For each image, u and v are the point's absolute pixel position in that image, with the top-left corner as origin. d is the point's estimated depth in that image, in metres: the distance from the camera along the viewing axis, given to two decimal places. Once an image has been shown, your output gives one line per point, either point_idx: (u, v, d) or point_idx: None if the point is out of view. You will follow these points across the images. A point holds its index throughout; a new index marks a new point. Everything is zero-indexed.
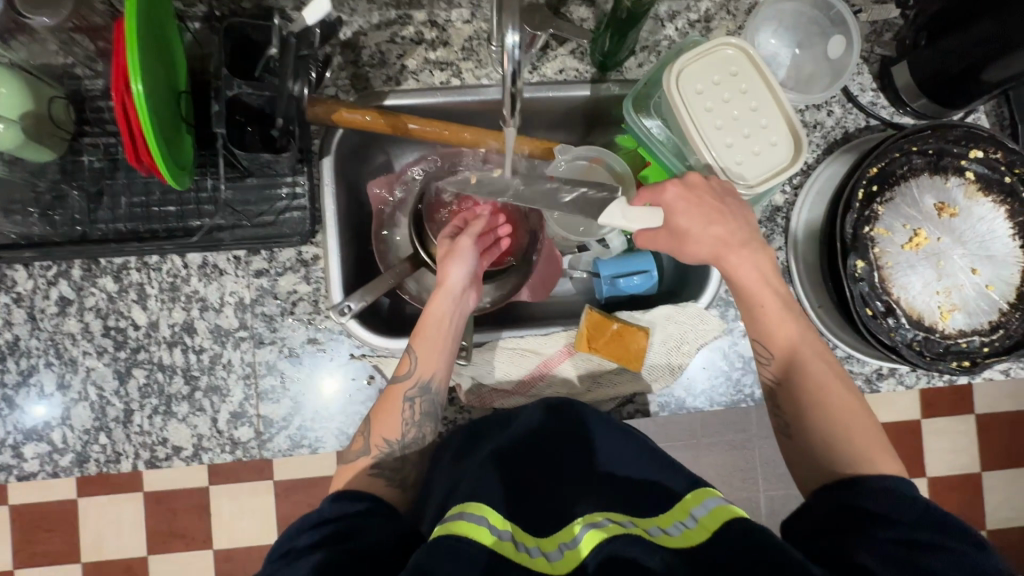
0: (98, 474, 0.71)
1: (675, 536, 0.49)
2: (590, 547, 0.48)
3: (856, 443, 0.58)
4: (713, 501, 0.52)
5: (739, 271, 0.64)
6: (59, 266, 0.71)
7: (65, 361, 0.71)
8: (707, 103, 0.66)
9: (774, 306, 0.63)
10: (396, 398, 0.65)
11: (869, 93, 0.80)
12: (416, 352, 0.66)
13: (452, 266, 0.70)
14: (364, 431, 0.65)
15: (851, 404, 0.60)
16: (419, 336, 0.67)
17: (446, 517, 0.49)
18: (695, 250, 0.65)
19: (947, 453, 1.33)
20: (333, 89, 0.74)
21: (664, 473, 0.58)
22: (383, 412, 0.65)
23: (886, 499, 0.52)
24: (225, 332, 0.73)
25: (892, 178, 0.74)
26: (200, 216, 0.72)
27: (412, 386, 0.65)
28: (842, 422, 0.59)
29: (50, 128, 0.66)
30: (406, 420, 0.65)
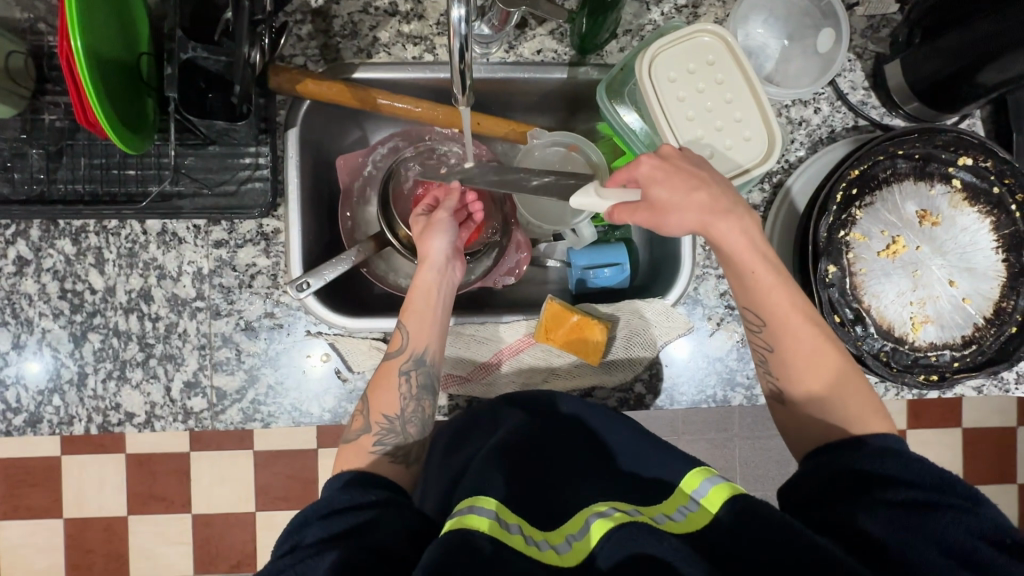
0: (50, 435, 0.71)
1: (680, 521, 0.47)
2: (600, 534, 0.45)
3: (855, 410, 0.56)
4: (713, 480, 0.50)
5: (726, 241, 0.59)
6: (18, 226, 0.71)
7: (21, 321, 0.71)
8: (680, 93, 0.63)
9: (767, 275, 0.59)
10: (390, 373, 0.65)
11: (860, 92, 0.77)
12: (406, 325, 0.66)
13: (433, 239, 0.69)
14: (363, 410, 0.63)
15: (846, 371, 0.58)
16: (408, 310, 0.67)
17: (455, 513, 0.48)
18: (674, 225, 0.59)
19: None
20: (301, 59, 0.72)
21: (647, 455, 0.59)
22: (377, 388, 0.64)
23: (889, 460, 0.50)
24: (181, 302, 0.72)
25: (873, 181, 0.71)
26: (160, 182, 0.71)
27: (405, 360, 0.65)
28: (837, 390, 0.57)
29: (8, 84, 0.65)
30: (404, 394, 0.64)
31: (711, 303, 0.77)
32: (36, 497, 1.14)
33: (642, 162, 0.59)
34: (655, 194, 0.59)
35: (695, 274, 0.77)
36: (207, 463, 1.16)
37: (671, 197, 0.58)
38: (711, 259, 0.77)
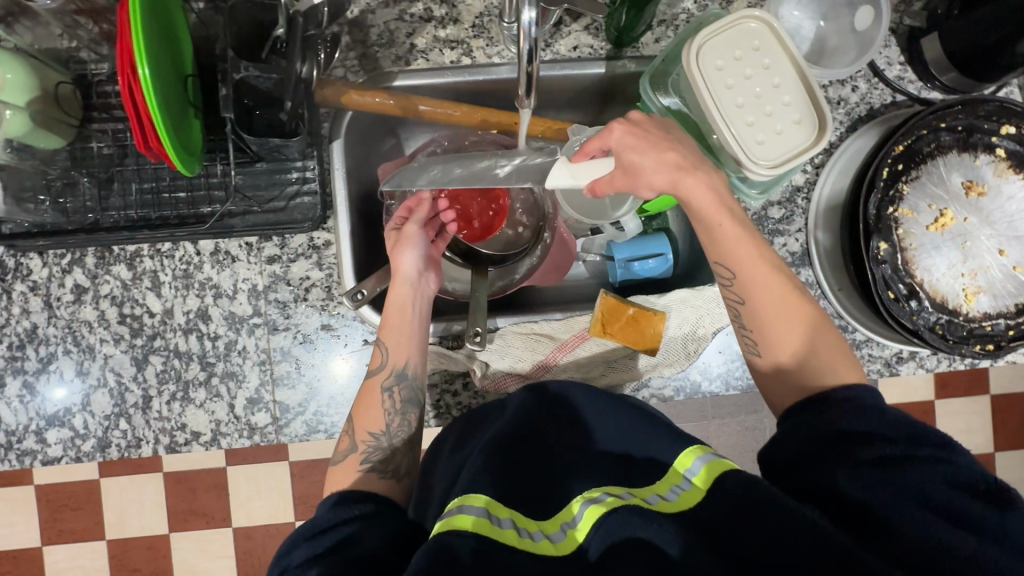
0: (120, 459, 0.72)
1: (672, 501, 0.48)
2: (592, 522, 0.47)
3: (818, 352, 0.57)
4: (706, 457, 0.51)
5: (694, 196, 0.60)
6: (73, 254, 0.71)
7: (83, 348, 0.72)
8: (728, 80, 0.63)
9: (732, 225, 0.60)
10: (373, 390, 0.65)
11: (896, 67, 0.77)
12: (384, 340, 0.67)
13: (402, 253, 0.69)
14: (349, 429, 0.64)
15: (810, 317, 0.58)
16: (386, 326, 0.67)
17: (446, 512, 0.48)
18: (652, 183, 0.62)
19: (960, 433, 1.32)
20: (341, 70, 0.72)
21: (648, 445, 0.57)
22: (362, 405, 0.65)
23: (857, 411, 0.51)
24: (239, 319, 0.73)
25: (918, 156, 0.71)
26: (211, 202, 0.71)
27: (387, 376, 0.65)
28: (803, 335, 0.58)
29: (58, 115, 0.65)
30: (388, 411, 0.65)
31: None
32: (87, 519, 1.15)
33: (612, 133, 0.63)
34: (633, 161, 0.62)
35: None
36: (253, 476, 1.17)
37: (650, 161, 0.61)
38: None
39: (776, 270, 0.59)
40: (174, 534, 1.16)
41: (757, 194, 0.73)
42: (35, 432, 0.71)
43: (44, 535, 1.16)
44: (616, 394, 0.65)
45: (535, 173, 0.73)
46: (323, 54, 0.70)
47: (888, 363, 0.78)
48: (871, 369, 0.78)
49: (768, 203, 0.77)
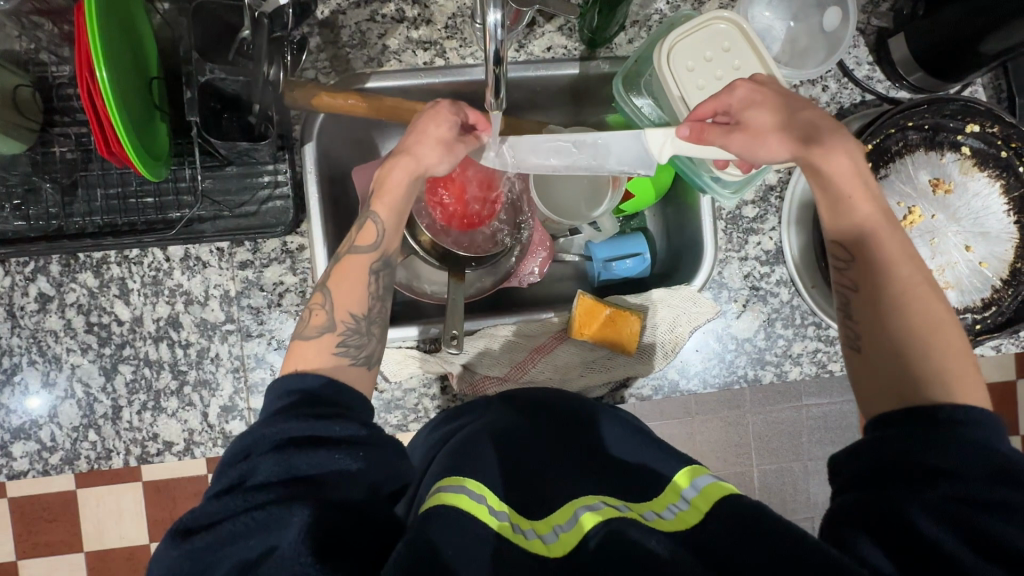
0: (89, 471, 0.71)
1: (669, 519, 0.47)
2: (590, 523, 0.44)
3: (945, 356, 0.50)
4: (703, 480, 0.50)
5: (830, 162, 0.57)
6: (37, 262, 0.70)
7: (48, 359, 0.70)
8: (699, 82, 0.64)
9: (866, 201, 0.57)
10: (355, 268, 0.58)
11: (865, 67, 0.78)
12: (382, 214, 0.61)
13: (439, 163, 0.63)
14: (325, 302, 0.57)
15: (942, 313, 0.52)
16: (387, 202, 0.61)
17: (440, 488, 0.47)
18: (771, 146, 0.59)
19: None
20: (312, 72, 0.72)
21: (642, 452, 0.57)
22: (340, 281, 0.58)
23: (971, 454, 0.43)
24: (211, 326, 0.71)
25: (887, 154, 0.73)
26: (179, 207, 0.70)
27: (376, 260, 0.59)
28: (935, 332, 0.51)
29: (17, 119, 0.63)
30: (372, 293, 0.58)
31: (736, 285, 0.78)
32: (61, 533, 1.13)
33: (743, 84, 0.60)
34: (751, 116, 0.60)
35: (718, 258, 0.77)
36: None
37: (768, 121, 0.59)
38: (731, 244, 0.78)
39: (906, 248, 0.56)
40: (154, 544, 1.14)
41: (731, 193, 0.72)
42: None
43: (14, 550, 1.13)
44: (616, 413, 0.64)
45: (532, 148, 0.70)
46: (290, 56, 0.67)
47: None
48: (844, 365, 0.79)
49: (742, 202, 0.78)
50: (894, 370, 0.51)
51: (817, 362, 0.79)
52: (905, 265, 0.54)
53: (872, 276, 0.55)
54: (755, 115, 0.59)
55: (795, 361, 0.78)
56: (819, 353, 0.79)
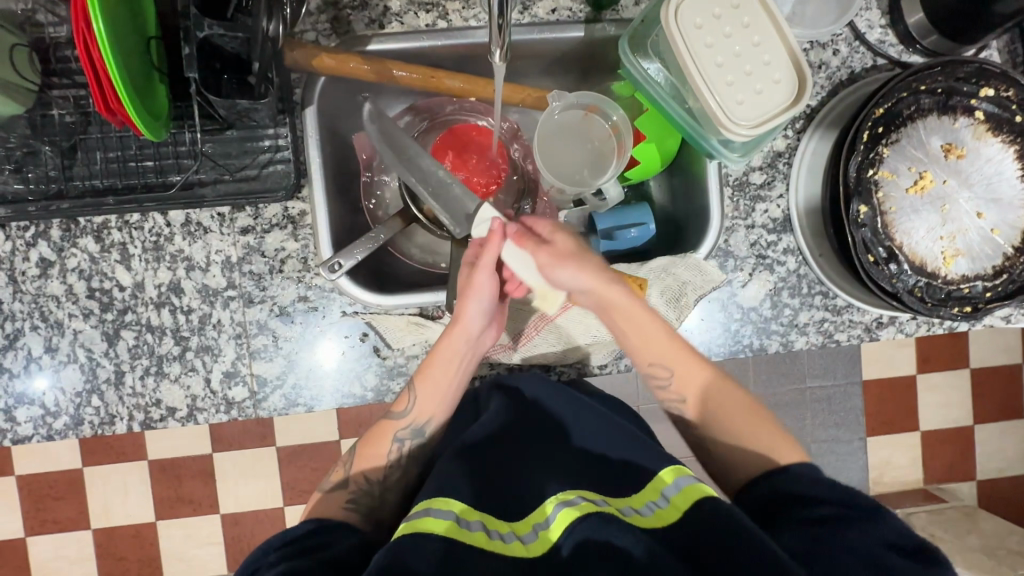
0: (93, 436, 0.71)
1: (646, 516, 0.52)
2: (562, 529, 0.50)
3: (725, 397, 0.66)
4: (684, 479, 0.54)
5: (610, 294, 0.66)
6: (37, 227, 0.69)
7: (51, 324, 0.70)
8: (708, 39, 0.62)
9: (662, 331, 0.67)
10: (387, 433, 0.68)
11: (878, 30, 0.76)
12: (416, 386, 0.68)
13: (470, 304, 0.65)
14: (347, 464, 0.68)
15: (745, 403, 0.66)
16: (427, 374, 0.68)
17: (412, 513, 0.52)
18: (567, 276, 0.66)
19: (939, 406, 1.35)
20: (312, 34, 0.70)
21: (624, 447, 0.60)
22: (367, 446, 0.68)
23: (808, 483, 0.56)
24: (213, 292, 0.71)
25: (898, 119, 0.71)
26: (179, 171, 0.69)
27: (403, 429, 0.68)
28: (729, 411, 0.65)
29: (15, 79, 0.62)
30: (391, 459, 0.68)
31: (742, 253, 0.77)
32: (68, 508, 1.14)
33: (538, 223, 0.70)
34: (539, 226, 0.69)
35: (724, 227, 0.76)
36: (236, 463, 1.15)
37: (565, 247, 0.67)
38: (738, 211, 0.77)
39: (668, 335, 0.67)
40: (161, 521, 1.15)
41: (740, 156, 0.70)
42: (4, 410, 0.70)
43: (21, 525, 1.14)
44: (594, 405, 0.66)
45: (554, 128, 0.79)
46: (289, 9, 0.66)
47: (868, 329, 0.78)
48: (851, 335, 0.78)
49: (749, 168, 0.77)
50: (731, 449, 0.64)
51: (823, 331, 0.78)
52: (714, 375, 0.67)
53: (708, 412, 0.66)
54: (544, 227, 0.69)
55: (801, 331, 0.78)
56: (826, 323, 0.78)
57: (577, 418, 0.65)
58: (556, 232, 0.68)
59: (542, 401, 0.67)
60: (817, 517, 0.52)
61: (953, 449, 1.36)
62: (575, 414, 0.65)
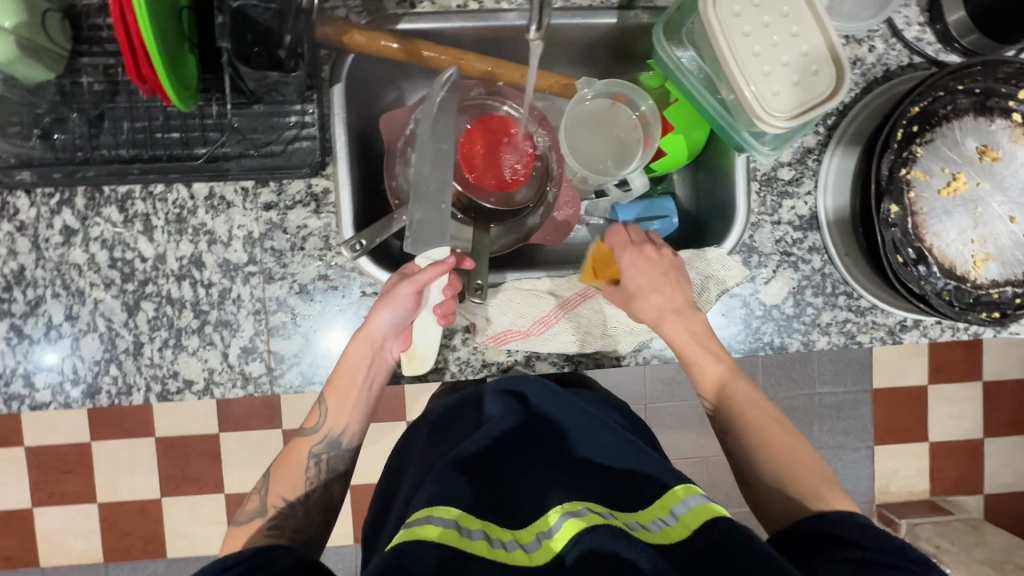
0: (110, 406, 0.71)
1: (656, 531, 0.49)
2: (569, 535, 0.47)
3: (762, 425, 0.68)
4: (696, 498, 0.51)
5: (674, 336, 0.70)
6: (62, 194, 0.69)
7: (72, 292, 0.70)
8: (746, 28, 0.61)
9: (706, 359, 0.70)
10: (301, 455, 0.71)
11: (915, 28, 0.74)
12: (326, 400, 0.71)
13: (380, 312, 0.67)
14: (262, 490, 0.68)
15: (789, 440, 0.67)
16: (333, 388, 0.70)
17: (411, 521, 0.48)
18: (641, 306, 0.71)
19: (951, 417, 1.34)
20: (343, 11, 0.70)
21: (635, 460, 0.58)
22: (284, 467, 0.70)
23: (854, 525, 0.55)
24: (234, 267, 0.71)
25: (933, 119, 0.70)
26: (204, 143, 0.68)
27: (317, 443, 0.71)
28: (788, 458, 0.66)
29: (47, 44, 0.63)
30: (308, 478, 0.70)
31: (766, 250, 0.76)
32: None
33: (617, 244, 0.74)
34: (621, 254, 0.73)
35: (750, 222, 0.75)
36: (242, 443, 1.19)
37: (643, 282, 0.71)
38: (765, 207, 0.76)
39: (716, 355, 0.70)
40: (164, 499, 1.20)
41: (771, 150, 0.68)
42: (23, 376, 0.70)
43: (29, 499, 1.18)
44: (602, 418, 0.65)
45: (583, 117, 0.78)
46: None
47: (891, 331, 0.77)
48: (874, 337, 0.77)
49: (778, 164, 0.76)
50: (772, 471, 0.66)
51: (846, 332, 0.77)
52: (728, 371, 0.70)
53: (744, 438, 0.68)
54: (624, 252, 0.72)
55: (823, 331, 0.77)
56: (848, 324, 0.77)
57: (585, 432, 0.63)
58: (654, 246, 0.73)
59: (547, 408, 0.67)
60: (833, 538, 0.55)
61: (962, 462, 1.35)
62: (583, 431, 0.63)
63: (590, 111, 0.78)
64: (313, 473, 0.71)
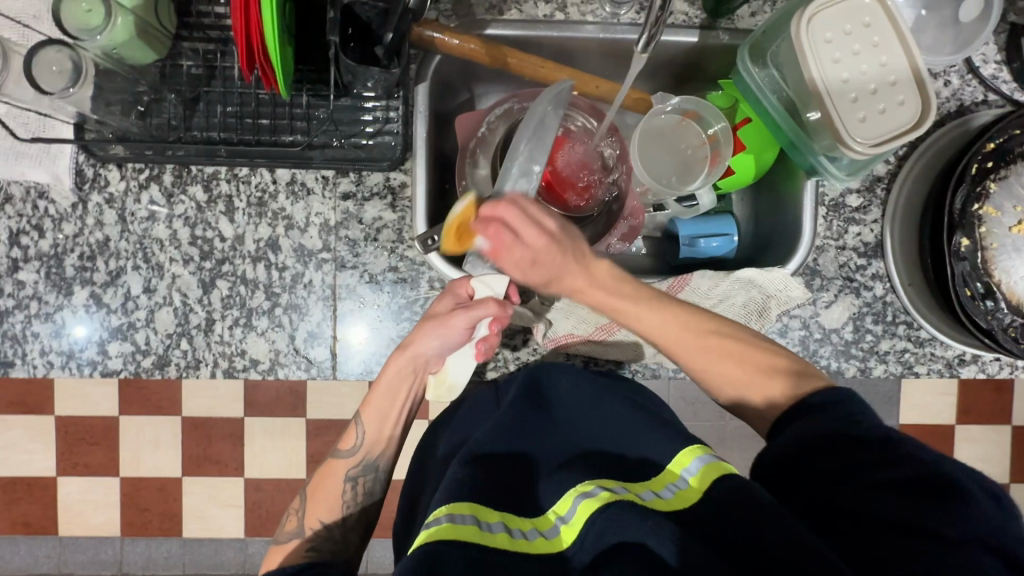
0: (177, 378, 0.73)
1: (668, 497, 0.48)
2: (586, 517, 0.46)
3: (729, 371, 0.62)
4: (704, 457, 0.51)
5: (592, 296, 0.64)
6: (151, 170, 0.72)
7: (152, 266, 0.72)
8: (835, 54, 0.64)
9: (683, 339, 0.63)
10: (336, 476, 0.68)
11: (992, 65, 0.75)
12: (364, 419, 0.70)
13: (428, 336, 0.67)
14: (300, 511, 0.66)
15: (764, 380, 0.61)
16: (370, 405, 0.70)
17: (429, 520, 0.47)
18: (562, 283, 0.64)
19: (972, 461, 1.13)
20: (434, 13, 0.72)
21: (643, 437, 0.57)
22: (319, 491, 0.67)
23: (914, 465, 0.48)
24: (308, 253, 0.73)
25: (1009, 156, 0.70)
26: (293, 132, 0.70)
27: (353, 467, 0.68)
28: (761, 389, 0.61)
29: (155, 29, 0.64)
30: (345, 501, 0.67)
31: (829, 273, 0.76)
32: None
33: (489, 220, 0.61)
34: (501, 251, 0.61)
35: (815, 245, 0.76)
36: (267, 432, 1.01)
37: (523, 267, 0.62)
38: (831, 231, 0.76)
39: (660, 305, 0.63)
40: (186, 478, 1.02)
41: (846, 175, 0.69)
42: (98, 343, 0.72)
43: (32, 475, 1.00)
44: (609, 386, 0.65)
45: (653, 131, 0.79)
46: None
47: (949, 364, 0.77)
48: (932, 368, 0.77)
49: (846, 190, 0.76)
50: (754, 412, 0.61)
51: (903, 362, 0.77)
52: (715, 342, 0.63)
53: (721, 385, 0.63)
54: (501, 250, 0.61)
55: (881, 359, 0.77)
56: (907, 353, 0.77)
57: (584, 410, 0.62)
58: (539, 229, 0.61)
59: (550, 386, 0.65)
60: (845, 466, 0.49)
61: None
62: (581, 409, 0.62)
63: (660, 125, 0.79)
64: (349, 494, 0.68)
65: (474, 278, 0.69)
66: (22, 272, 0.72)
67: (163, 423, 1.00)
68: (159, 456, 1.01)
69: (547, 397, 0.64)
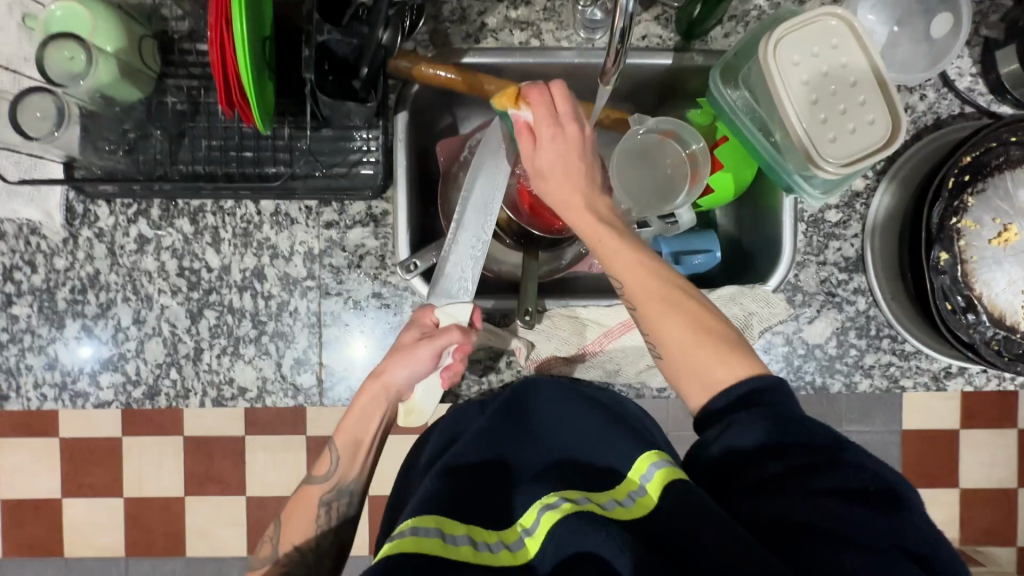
0: (167, 407, 0.74)
1: (628, 507, 0.49)
2: (547, 529, 0.48)
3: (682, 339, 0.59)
4: (662, 463, 0.51)
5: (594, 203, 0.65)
6: (139, 205, 0.74)
7: (141, 298, 0.74)
8: (804, 76, 0.64)
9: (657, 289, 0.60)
10: (310, 502, 0.69)
11: (968, 78, 0.75)
12: (337, 444, 0.70)
13: (398, 365, 0.68)
14: (274, 537, 0.68)
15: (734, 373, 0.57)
16: (344, 431, 0.70)
17: (395, 534, 0.48)
18: (552, 181, 0.64)
19: (980, 465, 1.11)
20: (412, 44, 0.74)
21: (612, 452, 0.56)
22: (295, 515, 0.68)
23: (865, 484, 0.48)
24: (293, 281, 0.74)
25: (986, 168, 0.70)
26: (275, 163, 0.72)
27: (328, 492, 0.69)
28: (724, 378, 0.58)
29: (139, 66, 0.67)
30: (320, 524, 0.68)
31: (811, 289, 0.77)
32: None
33: (532, 93, 0.64)
34: (537, 128, 0.64)
35: (796, 261, 0.76)
36: (264, 456, 1.02)
37: (548, 161, 0.64)
38: (811, 247, 0.77)
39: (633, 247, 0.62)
40: (187, 499, 1.03)
41: (821, 194, 0.69)
42: (89, 375, 0.74)
43: (33, 500, 1.02)
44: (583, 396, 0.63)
45: (634, 150, 0.79)
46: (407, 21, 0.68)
47: (936, 377, 0.77)
48: (918, 382, 0.77)
49: (826, 206, 0.77)
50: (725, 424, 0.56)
51: (889, 376, 0.77)
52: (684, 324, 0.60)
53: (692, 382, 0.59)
54: (537, 121, 0.64)
55: (866, 373, 0.77)
56: (892, 367, 0.77)
57: (559, 418, 0.62)
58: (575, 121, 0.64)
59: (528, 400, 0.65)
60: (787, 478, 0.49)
61: None
62: (556, 418, 0.62)
63: (640, 145, 0.79)
64: (324, 518, 0.69)
65: (437, 308, 0.69)
66: (16, 307, 0.74)
67: (161, 446, 1.01)
68: (156, 481, 1.02)
69: (524, 407, 0.64)
